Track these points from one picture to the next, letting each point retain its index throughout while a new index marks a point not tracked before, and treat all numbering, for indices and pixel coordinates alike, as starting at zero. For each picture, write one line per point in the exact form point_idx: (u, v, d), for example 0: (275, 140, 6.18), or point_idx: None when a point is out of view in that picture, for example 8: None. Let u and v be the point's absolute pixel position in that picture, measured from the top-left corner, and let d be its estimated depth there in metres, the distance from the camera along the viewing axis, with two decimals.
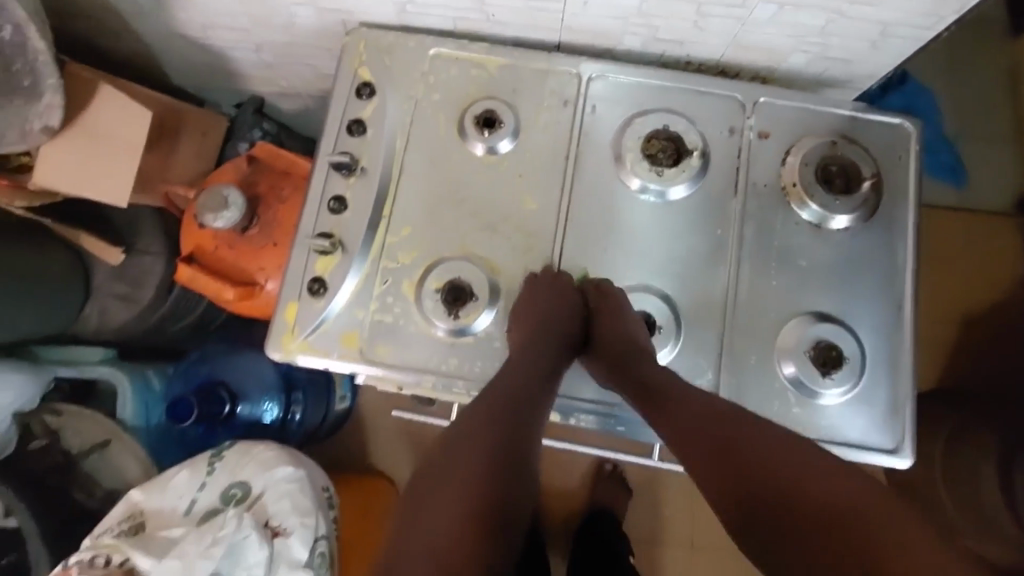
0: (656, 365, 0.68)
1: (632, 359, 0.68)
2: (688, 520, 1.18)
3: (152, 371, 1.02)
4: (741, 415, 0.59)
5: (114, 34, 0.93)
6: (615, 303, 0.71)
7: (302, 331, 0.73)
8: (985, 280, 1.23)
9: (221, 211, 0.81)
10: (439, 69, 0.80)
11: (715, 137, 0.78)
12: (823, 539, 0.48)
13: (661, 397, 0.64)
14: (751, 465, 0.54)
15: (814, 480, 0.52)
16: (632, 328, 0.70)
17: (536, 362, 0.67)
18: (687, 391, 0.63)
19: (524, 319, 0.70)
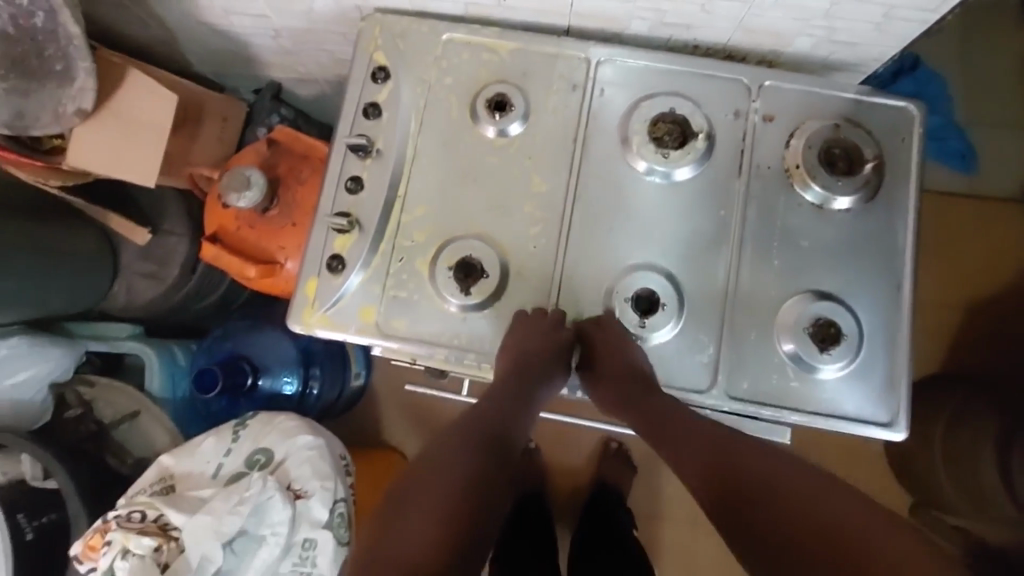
0: (664, 396, 0.71)
1: (637, 388, 0.71)
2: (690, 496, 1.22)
3: (177, 347, 1.07)
4: (738, 439, 0.65)
5: (138, 21, 0.97)
6: (620, 333, 0.73)
7: (322, 305, 0.77)
8: (992, 265, 1.24)
9: (244, 191, 0.84)
10: (452, 54, 0.83)
11: (721, 120, 0.80)
12: (804, 550, 0.54)
13: (660, 423, 0.69)
14: (742, 485, 0.60)
15: (802, 494, 0.57)
16: (635, 356, 0.72)
17: (529, 389, 0.70)
18: (686, 417, 0.68)
19: (526, 347, 0.71)
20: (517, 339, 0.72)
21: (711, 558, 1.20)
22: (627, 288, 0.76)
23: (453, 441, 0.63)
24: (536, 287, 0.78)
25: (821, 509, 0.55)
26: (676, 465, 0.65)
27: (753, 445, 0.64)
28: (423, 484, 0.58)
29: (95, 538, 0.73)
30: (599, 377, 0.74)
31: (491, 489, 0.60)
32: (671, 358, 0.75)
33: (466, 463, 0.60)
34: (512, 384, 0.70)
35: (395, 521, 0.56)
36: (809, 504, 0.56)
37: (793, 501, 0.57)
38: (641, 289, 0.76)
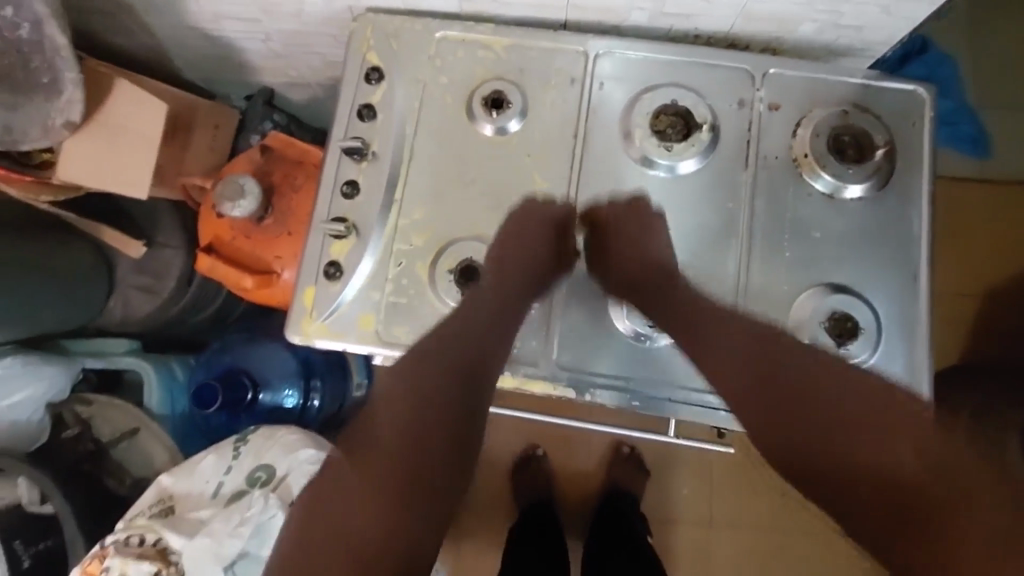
0: (686, 294, 0.70)
1: (657, 282, 0.71)
2: (704, 497, 1.19)
3: (175, 362, 1.05)
4: (770, 349, 0.62)
5: (128, 31, 0.95)
6: (637, 222, 0.73)
7: (320, 314, 0.75)
8: (1007, 251, 1.21)
9: (238, 200, 0.82)
10: (447, 51, 0.81)
11: (725, 110, 0.77)
12: (861, 467, 0.53)
13: (684, 325, 0.67)
14: (786, 413, 0.58)
15: (856, 430, 0.55)
16: (649, 248, 0.72)
17: (540, 270, 0.74)
18: (712, 319, 0.67)
19: (520, 244, 0.73)
20: (516, 234, 0.73)
21: (729, 562, 1.17)
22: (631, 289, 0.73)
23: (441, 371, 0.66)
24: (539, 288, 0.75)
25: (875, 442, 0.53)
26: (716, 376, 0.63)
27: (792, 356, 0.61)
28: (401, 417, 0.61)
29: (94, 564, 0.71)
30: (612, 268, 0.75)
31: (457, 425, 0.62)
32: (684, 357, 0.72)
33: (449, 387, 0.65)
34: (523, 276, 0.73)
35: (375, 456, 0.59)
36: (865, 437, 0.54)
37: (857, 428, 0.55)
38: None
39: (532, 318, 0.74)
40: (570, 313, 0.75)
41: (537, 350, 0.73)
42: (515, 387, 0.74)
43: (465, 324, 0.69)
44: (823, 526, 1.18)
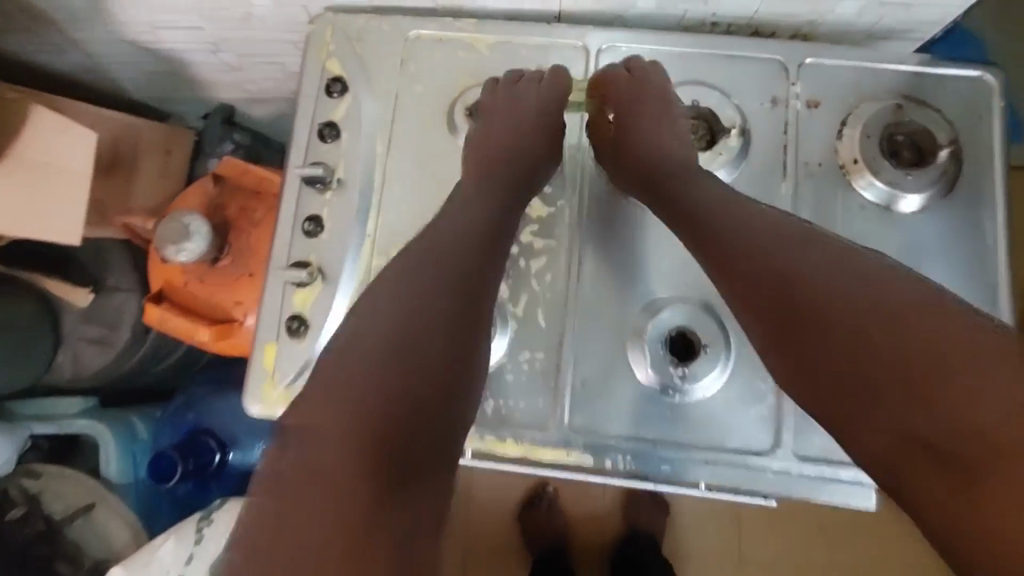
0: (701, 182, 0.56)
1: (664, 178, 0.58)
2: (733, 537, 1.08)
3: (137, 418, 0.92)
4: (792, 253, 0.46)
5: (54, 46, 0.83)
6: (649, 103, 0.63)
7: (284, 378, 0.62)
8: None
9: (183, 242, 0.68)
10: (420, 54, 0.68)
11: (755, 110, 0.65)
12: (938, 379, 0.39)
13: (708, 223, 0.52)
14: (818, 341, 0.43)
15: (927, 355, 0.39)
16: (670, 138, 0.61)
17: (532, 163, 0.63)
18: (731, 221, 0.51)
19: (511, 129, 0.62)
20: (505, 118, 0.63)
21: None
22: (652, 332, 0.60)
23: (423, 305, 0.49)
24: (543, 335, 0.62)
25: (949, 374, 0.38)
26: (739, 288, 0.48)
27: (827, 259, 0.45)
28: (366, 367, 0.45)
29: None
30: (630, 159, 0.61)
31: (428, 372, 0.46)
32: (720, 413, 0.60)
33: (424, 323, 0.48)
34: (514, 170, 0.61)
35: (333, 426, 0.43)
36: (923, 371, 0.39)
37: (913, 360, 0.40)
38: (676, 329, 0.61)
39: (535, 374, 0.62)
40: (583, 364, 0.62)
41: (545, 411, 0.61)
42: (520, 455, 0.61)
43: (431, 243, 0.53)
44: (869, 562, 1.05)
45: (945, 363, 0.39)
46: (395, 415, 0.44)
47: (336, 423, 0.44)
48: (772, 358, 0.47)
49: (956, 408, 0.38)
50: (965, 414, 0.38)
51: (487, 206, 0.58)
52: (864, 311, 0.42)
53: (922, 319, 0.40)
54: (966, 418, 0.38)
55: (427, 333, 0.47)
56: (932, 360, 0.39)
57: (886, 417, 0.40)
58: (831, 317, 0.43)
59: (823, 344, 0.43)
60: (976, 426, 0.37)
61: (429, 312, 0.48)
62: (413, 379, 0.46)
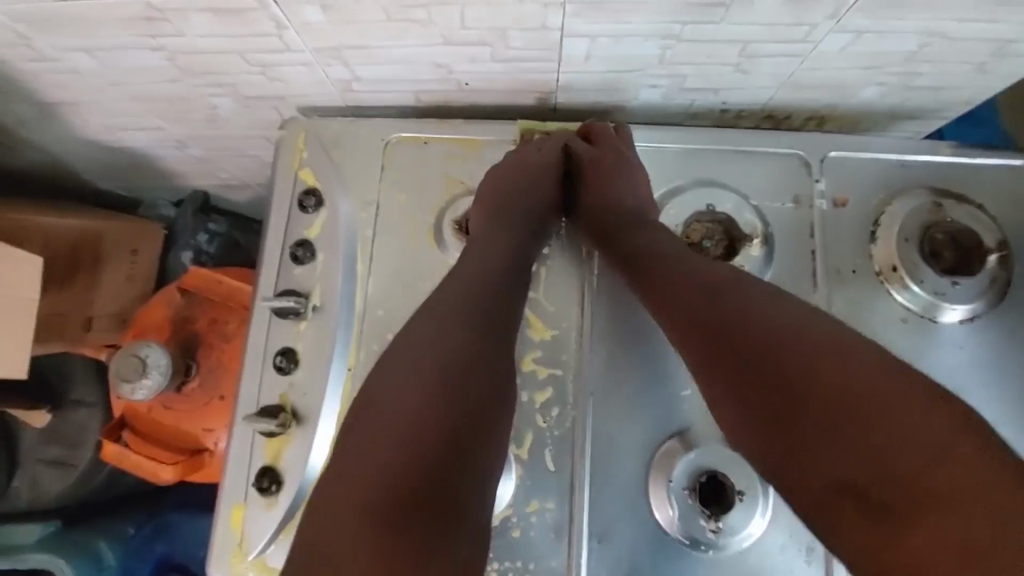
0: (657, 229, 0.56)
1: (623, 225, 0.57)
2: None
3: (105, 542, 0.80)
4: (745, 312, 0.47)
5: (5, 147, 0.76)
6: (617, 152, 0.59)
7: (254, 545, 0.54)
8: None
9: (139, 379, 0.60)
10: (402, 160, 0.62)
11: (777, 212, 0.59)
12: (899, 433, 0.38)
13: (673, 279, 0.51)
14: (774, 386, 0.43)
15: (869, 399, 0.39)
16: (636, 185, 0.59)
17: (523, 240, 0.57)
18: (693, 279, 0.50)
19: (511, 192, 0.58)
20: (514, 179, 0.58)
21: None
22: (676, 478, 0.53)
23: (412, 350, 0.47)
24: (554, 482, 0.54)
25: (905, 428, 0.38)
26: (710, 354, 0.47)
27: (782, 320, 0.45)
28: (350, 438, 0.43)
29: None
30: (586, 217, 0.61)
31: (407, 434, 0.43)
32: (760, 568, 0.52)
33: (395, 385, 0.45)
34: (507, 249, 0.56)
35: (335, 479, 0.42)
36: (881, 406, 0.39)
37: (875, 417, 0.39)
38: (704, 471, 0.53)
39: (546, 529, 0.54)
40: (602, 512, 0.54)
41: (560, 573, 0.53)
42: None
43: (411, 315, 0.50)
44: None
45: (901, 395, 0.39)
46: (394, 459, 0.42)
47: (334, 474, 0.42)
48: (736, 413, 0.45)
49: (906, 466, 0.37)
50: (937, 444, 0.37)
51: (489, 262, 0.54)
52: (814, 352, 0.43)
53: (868, 374, 0.40)
54: (937, 448, 0.37)
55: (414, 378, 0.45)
56: (886, 394, 0.39)
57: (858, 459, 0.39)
58: (784, 359, 0.43)
59: (787, 388, 0.42)
60: (931, 463, 0.36)
61: (416, 356, 0.47)
62: (403, 422, 0.43)
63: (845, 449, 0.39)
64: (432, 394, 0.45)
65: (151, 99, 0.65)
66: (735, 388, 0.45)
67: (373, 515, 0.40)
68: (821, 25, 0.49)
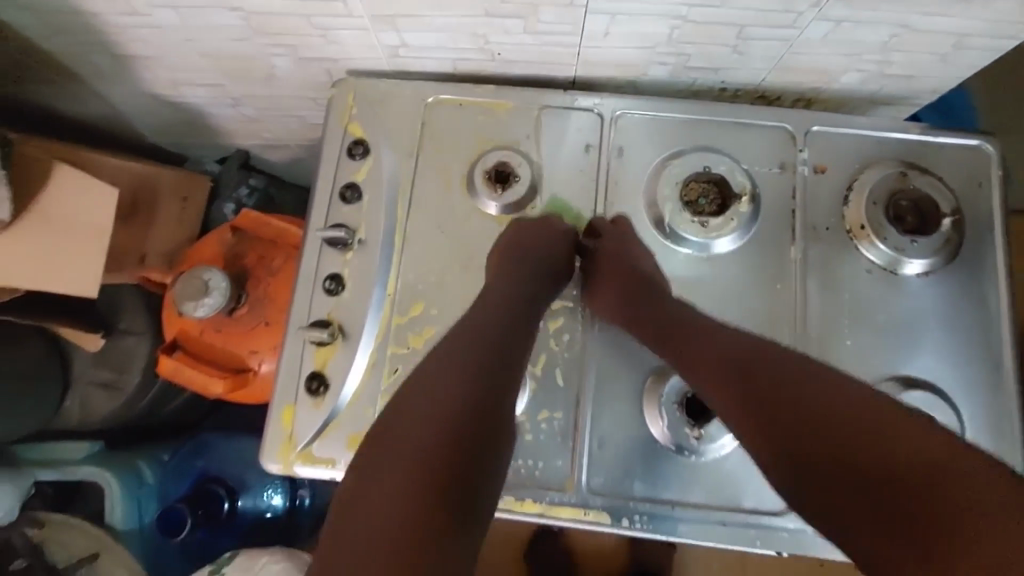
0: (666, 298, 0.61)
1: (634, 290, 0.62)
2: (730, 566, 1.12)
3: (143, 462, 0.91)
4: (751, 361, 0.51)
5: (76, 98, 0.84)
6: (621, 239, 0.65)
7: (302, 438, 0.63)
8: None
9: (202, 297, 0.69)
10: (440, 118, 0.70)
11: (764, 175, 0.68)
12: (893, 459, 0.39)
13: (682, 341, 0.56)
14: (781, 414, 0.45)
15: (863, 426, 0.41)
16: (643, 258, 0.64)
17: (538, 287, 0.62)
18: (700, 337, 0.55)
19: (531, 255, 0.63)
20: (534, 247, 0.64)
21: None
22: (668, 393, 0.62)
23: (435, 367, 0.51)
24: (562, 395, 0.63)
25: (898, 450, 0.39)
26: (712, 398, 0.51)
27: (779, 364, 0.49)
28: (373, 443, 0.46)
29: None
30: (599, 280, 0.65)
31: (423, 447, 0.45)
32: (735, 472, 0.61)
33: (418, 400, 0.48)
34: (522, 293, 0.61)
35: (356, 479, 0.44)
36: (888, 421, 0.41)
37: (869, 442, 0.40)
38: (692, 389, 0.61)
39: (554, 433, 0.63)
40: (602, 424, 0.62)
41: (564, 472, 0.62)
42: (538, 514, 0.62)
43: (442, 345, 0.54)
44: None
45: (904, 414, 0.41)
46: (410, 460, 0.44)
47: (360, 474, 0.45)
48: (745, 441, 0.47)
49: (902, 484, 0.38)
50: (930, 464, 0.38)
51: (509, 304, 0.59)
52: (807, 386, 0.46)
53: (864, 407, 0.43)
54: (936, 468, 0.37)
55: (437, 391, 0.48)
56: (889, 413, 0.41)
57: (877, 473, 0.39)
58: (785, 388, 0.46)
59: (789, 413, 0.45)
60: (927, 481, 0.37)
61: (436, 373, 0.50)
62: (428, 429, 0.46)
63: (854, 466, 0.40)
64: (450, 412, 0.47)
65: (217, 58, 0.73)
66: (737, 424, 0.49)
67: (400, 516, 0.41)
68: (806, 13, 0.57)
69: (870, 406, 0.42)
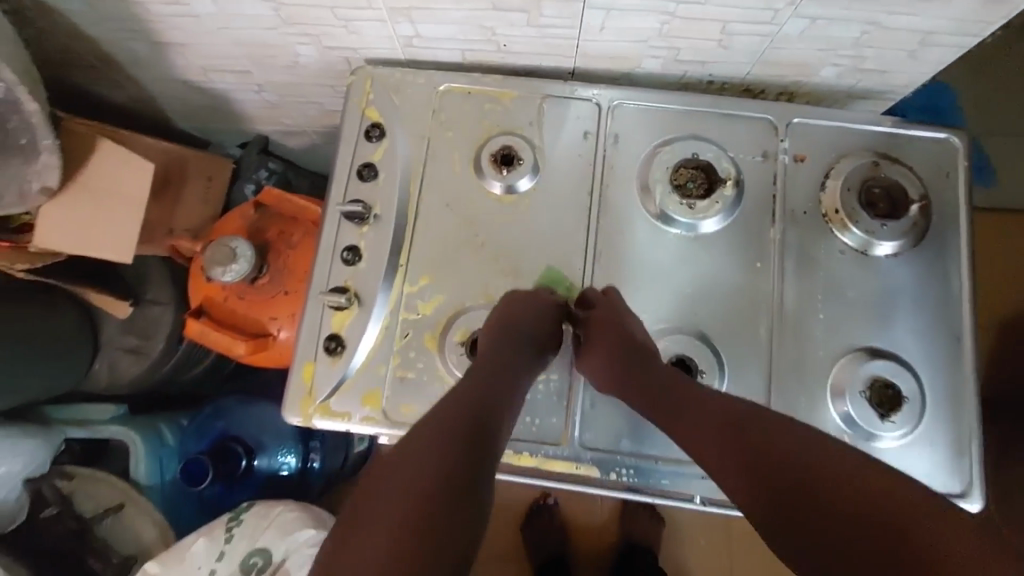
0: (659, 365, 0.63)
1: (631, 354, 0.64)
2: (715, 541, 1.18)
3: (165, 425, 0.97)
4: (747, 426, 0.53)
5: (111, 82, 0.90)
6: (615, 308, 0.67)
7: (321, 393, 0.69)
8: (1012, 282, 1.24)
9: (230, 264, 0.76)
10: (450, 105, 0.76)
11: (748, 163, 0.73)
12: (888, 513, 0.42)
13: (680, 406, 0.58)
14: (768, 457, 0.49)
15: (857, 483, 0.45)
16: (636, 326, 0.66)
17: (533, 351, 0.64)
18: (693, 402, 0.58)
19: (525, 322, 0.64)
20: (528, 317, 0.65)
21: None
22: None
23: (450, 411, 0.53)
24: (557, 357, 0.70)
25: (889, 504, 0.43)
26: (709, 458, 0.53)
27: (772, 428, 0.52)
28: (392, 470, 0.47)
29: None
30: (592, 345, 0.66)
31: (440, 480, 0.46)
32: None
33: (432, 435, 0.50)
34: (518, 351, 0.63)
35: (376, 499, 0.45)
36: (878, 483, 0.44)
37: (863, 499, 0.44)
38: (674, 356, 0.69)
39: (550, 394, 0.69)
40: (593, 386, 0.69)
41: (558, 428, 0.68)
42: (535, 467, 0.68)
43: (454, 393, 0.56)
44: None
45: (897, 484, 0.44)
46: (428, 488, 0.45)
47: (378, 492, 0.46)
48: (737, 487, 0.50)
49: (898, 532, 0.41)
50: (917, 517, 0.42)
51: (509, 360, 0.61)
52: (802, 447, 0.49)
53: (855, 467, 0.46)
54: (922, 520, 0.41)
55: (455, 424, 0.51)
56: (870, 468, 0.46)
57: (857, 513, 0.43)
58: (779, 449, 0.49)
59: (789, 471, 0.47)
60: (917, 532, 0.41)
61: (453, 416, 0.52)
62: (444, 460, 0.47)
63: (851, 514, 0.43)
64: (462, 453, 0.48)
65: (245, 45, 0.79)
66: (736, 481, 0.50)
67: (412, 536, 0.42)
68: (783, 10, 0.63)
69: (855, 465, 0.47)
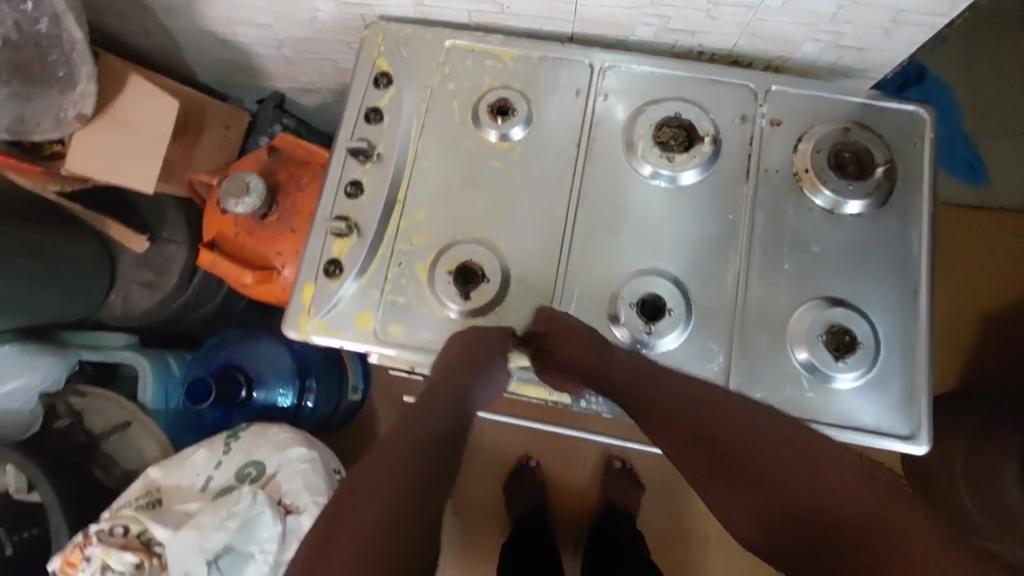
0: (621, 368, 0.64)
1: (595, 366, 0.65)
2: (694, 506, 1.22)
3: (172, 357, 1.05)
4: (718, 430, 0.54)
5: (143, 30, 0.97)
6: (567, 326, 0.67)
7: (318, 312, 0.75)
8: (998, 275, 1.28)
9: (242, 196, 0.83)
10: (454, 60, 0.82)
11: (727, 124, 0.79)
12: (861, 507, 0.44)
13: (649, 413, 0.59)
14: (742, 459, 0.52)
15: (830, 482, 0.46)
16: (594, 339, 0.66)
17: (484, 366, 0.64)
18: (661, 411, 0.59)
19: (478, 345, 0.65)
20: (484, 338, 0.66)
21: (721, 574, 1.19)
22: (630, 295, 0.74)
23: (417, 412, 0.53)
24: (539, 292, 0.76)
25: (861, 501, 0.45)
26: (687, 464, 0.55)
27: (742, 430, 0.53)
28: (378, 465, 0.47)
29: (73, 554, 0.72)
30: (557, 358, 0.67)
31: (410, 484, 0.46)
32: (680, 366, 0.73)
33: (413, 432, 0.50)
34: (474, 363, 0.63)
35: (367, 488, 0.45)
36: (846, 477, 0.46)
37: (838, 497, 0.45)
38: (647, 294, 0.74)
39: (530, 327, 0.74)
40: None
41: None
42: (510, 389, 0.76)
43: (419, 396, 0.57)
44: None
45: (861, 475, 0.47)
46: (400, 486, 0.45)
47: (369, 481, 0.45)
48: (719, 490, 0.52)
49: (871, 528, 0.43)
50: (887, 510, 0.44)
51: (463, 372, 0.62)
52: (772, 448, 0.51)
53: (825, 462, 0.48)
54: (892, 513, 0.43)
55: (423, 425, 0.51)
56: (839, 463, 0.47)
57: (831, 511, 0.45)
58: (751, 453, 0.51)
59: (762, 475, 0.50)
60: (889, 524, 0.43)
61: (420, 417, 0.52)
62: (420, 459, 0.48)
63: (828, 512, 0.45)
64: (431, 454, 0.49)
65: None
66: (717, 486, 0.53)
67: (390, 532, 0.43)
68: None
69: (821, 460, 0.49)
